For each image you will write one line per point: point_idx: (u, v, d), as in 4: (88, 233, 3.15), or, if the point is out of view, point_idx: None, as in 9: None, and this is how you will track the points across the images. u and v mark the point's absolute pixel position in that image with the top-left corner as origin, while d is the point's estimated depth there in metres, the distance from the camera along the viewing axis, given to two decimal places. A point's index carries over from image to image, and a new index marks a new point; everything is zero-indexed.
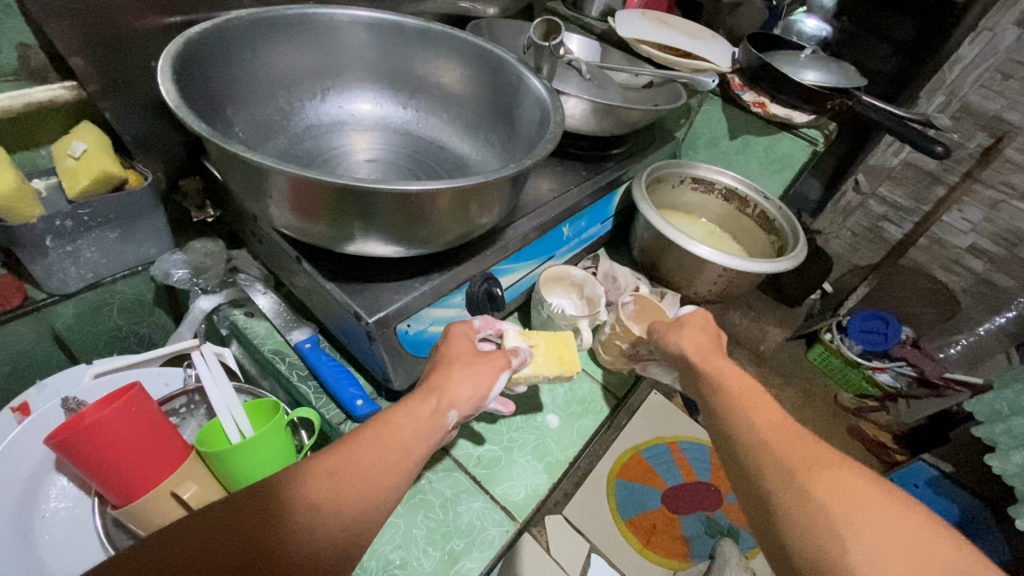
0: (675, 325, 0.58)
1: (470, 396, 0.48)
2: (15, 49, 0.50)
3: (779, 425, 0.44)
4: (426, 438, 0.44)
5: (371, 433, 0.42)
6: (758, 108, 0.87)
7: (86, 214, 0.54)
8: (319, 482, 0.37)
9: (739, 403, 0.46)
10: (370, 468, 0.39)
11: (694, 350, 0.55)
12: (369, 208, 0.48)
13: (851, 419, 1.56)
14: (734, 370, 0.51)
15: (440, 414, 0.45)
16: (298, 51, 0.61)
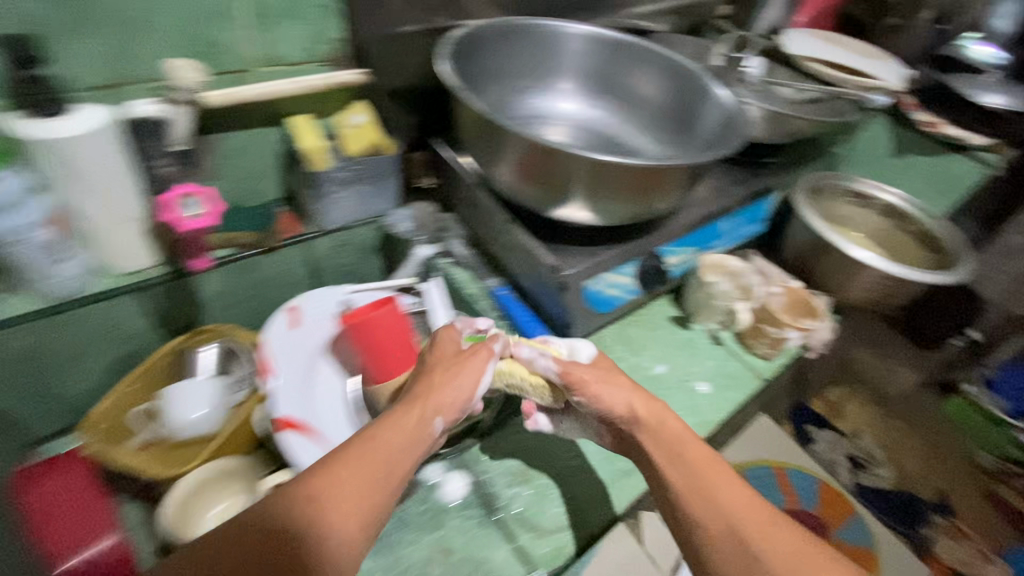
0: (606, 376, 0.55)
1: (456, 402, 0.52)
2: (335, 43, 0.68)
3: (734, 491, 0.48)
4: (411, 444, 0.48)
5: (353, 452, 0.46)
6: (930, 127, 0.92)
7: (356, 169, 0.71)
8: (307, 499, 0.43)
9: (692, 467, 0.50)
10: (354, 479, 0.44)
11: (648, 409, 0.53)
12: (583, 178, 0.60)
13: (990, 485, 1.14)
14: (686, 430, 0.53)
15: (426, 422, 0.49)
16: (521, 54, 0.75)
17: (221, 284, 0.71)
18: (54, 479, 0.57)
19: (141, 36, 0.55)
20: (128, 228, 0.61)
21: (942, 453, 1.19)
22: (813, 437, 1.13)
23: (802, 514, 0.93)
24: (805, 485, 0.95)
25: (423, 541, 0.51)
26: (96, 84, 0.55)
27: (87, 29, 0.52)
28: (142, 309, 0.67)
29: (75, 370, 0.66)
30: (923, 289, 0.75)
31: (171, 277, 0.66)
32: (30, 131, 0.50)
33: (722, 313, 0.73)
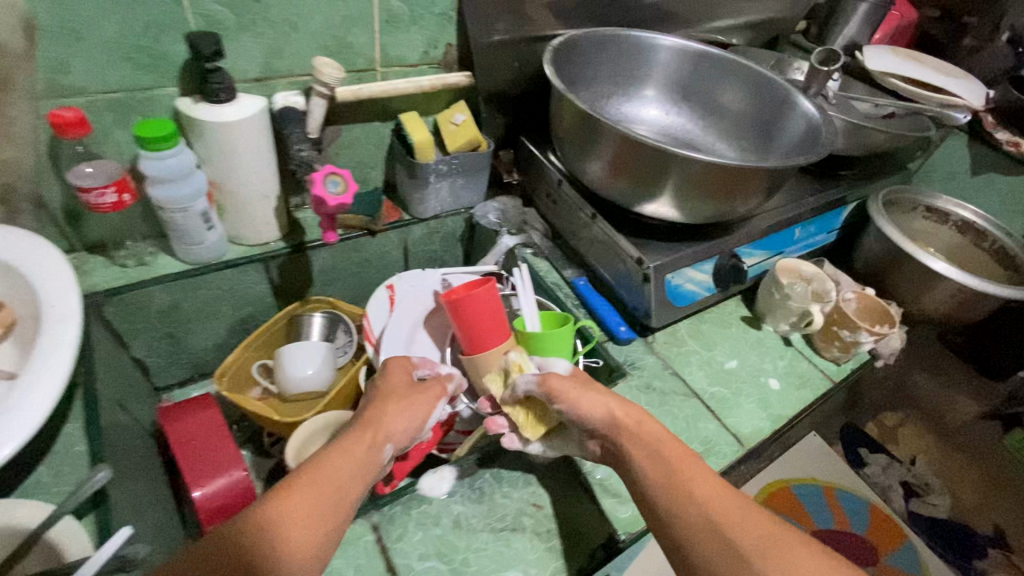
0: (583, 385, 0.54)
1: (407, 429, 0.54)
2: (445, 47, 0.74)
3: (712, 486, 0.47)
4: (361, 468, 0.48)
5: (306, 477, 0.45)
6: (1011, 147, 0.90)
7: (455, 162, 0.77)
8: (260, 521, 0.41)
9: (671, 464, 0.48)
10: (309, 502, 0.43)
11: (624, 410, 0.52)
12: (673, 178, 0.64)
13: None
14: (664, 430, 0.51)
15: (376, 449, 0.50)
16: (610, 61, 0.80)
17: (327, 260, 0.79)
18: (189, 419, 0.63)
19: (294, 36, 0.63)
20: (260, 205, 0.69)
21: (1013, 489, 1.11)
22: (866, 460, 1.11)
23: (852, 535, 0.98)
24: (856, 509, 1.00)
25: (517, 495, 0.55)
26: (252, 75, 0.64)
27: (254, 29, 0.60)
28: (262, 278, 0.75)
29: (203, 328, 0.75)
30: (1000, 304, 0.76)
31: (290, 251, 0.74)
32: (202, 115, 0.59)
33: (797, 315, 0.75)
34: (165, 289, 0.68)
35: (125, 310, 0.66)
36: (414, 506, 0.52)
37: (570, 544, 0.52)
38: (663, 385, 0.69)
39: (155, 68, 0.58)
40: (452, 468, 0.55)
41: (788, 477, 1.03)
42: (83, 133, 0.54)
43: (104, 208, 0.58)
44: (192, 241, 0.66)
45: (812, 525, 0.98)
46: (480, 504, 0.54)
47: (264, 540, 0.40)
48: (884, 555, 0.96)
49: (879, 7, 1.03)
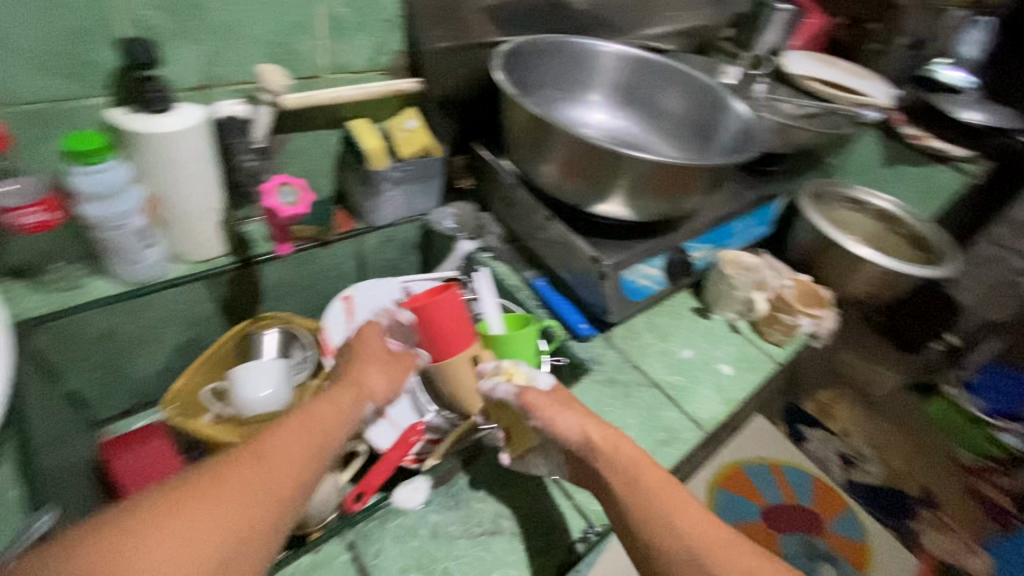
0: (561, 402, 0.54)
1: (383, 391, 0.57)
2: (393, 54, 0.74)
3: (693, 512, 0.47)
4: (341, 417, 0.50)
5: (288, 424, 0.46)
6: (916, 141, 1.02)
7: (408, 169, 0.77)
8: (241, 459, 0.42)
9: (652, 492, 0.48)
10: (287, 448, 0.44)
11: (601, 431, 0.52)
12: (625, 177, 0.67)
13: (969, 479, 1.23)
14: (639, 452, 0.51)
15: (358, 403, 0.53)
16: (555, 67, 0.83)
17: (279, 274, 0.76)
18: (136, 451, 0.61)
19: (235, 43, 0.61)
20: (204, 219, 0.65)
21: (928, 453, 1.25)
22: (806, 435, 1.20)
23: (801, 507, 1.04)
24: (802, 482, 1.08)
25: (492, 499, 0.55)
26: (191, 84, 0.61)
27: (192, 36, 0.58)
28: (209, 296, 0.71)
29: (145, 354, 0.71)
30: (916, 282, 0.84)
31: (239, 266, 0.71)
32: (136, 125, 0.55)
33: (742, 303, 0.81)
34: (102, 314, 0.63)
35: (57, 339, 0.61)
36: (389, 519, 0.51)
37: (548, 541, 0.52)
38: (626, 378, 0.71)
39: (83, 77, 0.54)
40: (426, 478, 0.55)
41: (741, 458, 1.10)
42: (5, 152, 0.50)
43: (30, 229, 0.54)
44: (129, 260, 0.62)
45: (765, 502, 1.04)
46: (457, 511, 0.53)
47: (239, 482, 0.40)
48: (829, 522, 1.04)
49: (796, 16, 1.12)
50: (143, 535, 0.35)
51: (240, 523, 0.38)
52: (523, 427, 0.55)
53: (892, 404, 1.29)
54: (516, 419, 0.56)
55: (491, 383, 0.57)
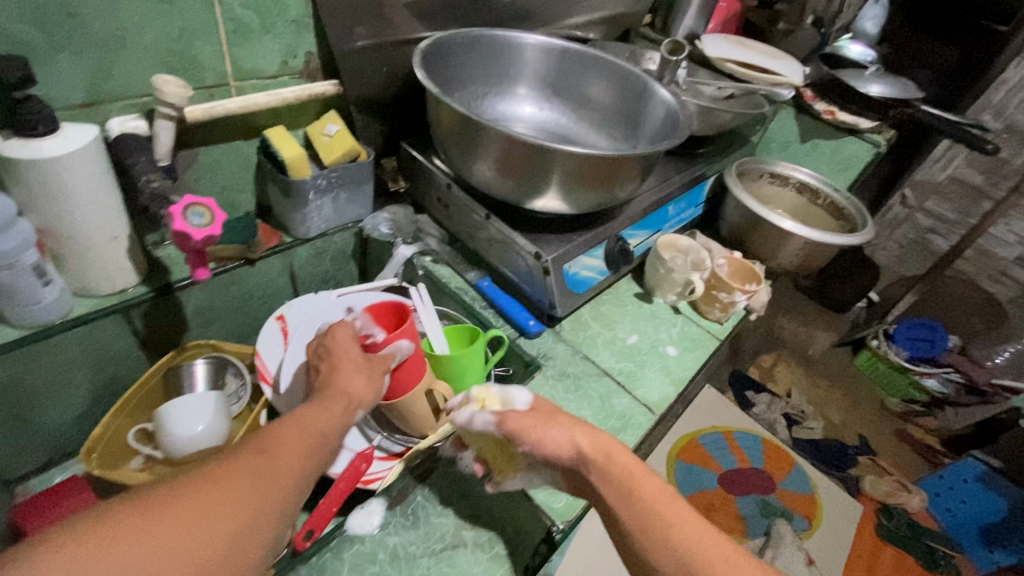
0: (547, 417, 0.49)
1: (369, 395, 0.51)
2: (304, 56, 0.70)
3: (691, 522, 0.44)
4: (341, 416, 0.46)
5: (286, 422, 0.42)
6: (827, 115, 1.07)
7: (335, 176, 0.73)
8: (246, 455, 0.38)
9: (648, 503, 0.45)
10: (292, 448, 0.40)
11: (593, 444, 0.47)
12: (557, 171, 0.66)
13: (899, 422, 1.53)
14: (637, 462, 0.47)
15: (351, 409, 0.48)
16: (479, 62, 0.81)
17: (203, 299, 0.71)
18: (60, 505, 0.57)
19: (123, 54, 0.55)
20: (108, 250, 0.60)
21: (860, 405, 1.54)
22: (753, 400, 1.39)
23: (754, 470, 1.12)
24: (753, 447, 1.17)
25: (452, 511, 0.54)
26: (76, 101, 0.55)
27: (67, 49, 0.52)
28: (124, 331, 0.66)
29: (54, 401, 0.64)
30: (838, 250, 0.89)
31: (156, 295, 0.65)
32: (14, 152, 0.49)
33: (681, 285, 0.81)
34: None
35: None
36: (346, 548, 0.49)
37: (512, 547, 0.52)
38: (576, 370, 0.71)
39: None
40: (381, 500, 0.52)
41: (695, 430, 1.19)
42: None
43: None
44: (25, 302, 0.56)
45: (720, 469, 1.12)
46: (416, 530, 0.52)
47: (243, 481, 0.36)
48: (780, 480, 1.12)
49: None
50: (138, 530, 0.31)
51: (240, 520, 0.34)
52: (511, 454, 0.51)
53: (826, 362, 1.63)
54: (502, 448, 0.51)
55: (468, 414, 0.50)
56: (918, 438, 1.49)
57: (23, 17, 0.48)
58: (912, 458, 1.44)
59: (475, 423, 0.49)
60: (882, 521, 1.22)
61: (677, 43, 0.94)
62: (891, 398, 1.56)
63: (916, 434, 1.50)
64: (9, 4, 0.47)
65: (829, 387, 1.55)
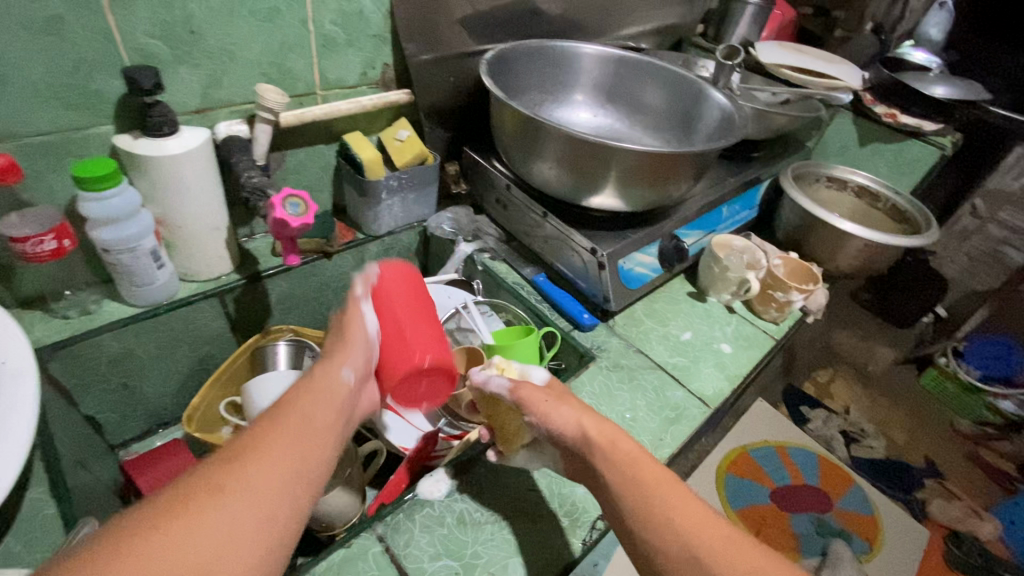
0: (558, 395, 0.55)
1: (353, 348, 0.51)
2: (381, 67, 0.76)
3: (687, 502, 0.46)
4: (332, 408, 0.46)
5: (274, 423, 0.42)
6: (889, 118, 1.05)
7: (405, 177, 0.79)
8: (223, 467, 0.37)
9: (645, 482, 0.47)
10: (279, 451, 0.40)
11: (600, 430, 0.51)
12: (614, 169, 0.69)
13: (969, 445, 1.43)
14: (640, 449, 0.50)
15: (343, 390, 0.48)
16: (538, 71, 0.86)
17: (285, 287, 0.78)
18: (157, 467, 0.61)
19: (231, 65, 0.63)
20: (208, 238, 0.67)
21: (928, 423, 1.47)
22: (808, 416, 1.33)
23: (807, 487, 1.07)
24: (806, 463, 1.11)
25: (514, 484, 0.57)
26: (191, 107, 0.63)
27: (188, 61, 0.60)
28: (218, 313, 0.73)
29: (157, 374, 0.72)
30: (900, 252, 0.88)
31: (247, 282, 0.73)
32: (144, 149, 0.57)
33: (735, 284, 0.82)
34: (116, 336, 0.64)
35: (73, 364, 0.62)
36: (417, 510, 0.53)
37: (570, 521, 0.55)
38: (630, 362, 0.73)
39: (88, 106, 0.56)
40: (448, 468, 0.57)
41: (746, 443, 1.13)
42: (15, 179, 0.51)
43: (42, 256, 0.56)
44: (141, 282, 0.64)
45: (773, 484, 1.06)
46: (480, 499, 0.55)
47: (218, 501, 0.35)
48: (837, 500, 1.06)
49: (763, 8, 1.16)
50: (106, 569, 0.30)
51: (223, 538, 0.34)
52: (518, 424, 0.55)
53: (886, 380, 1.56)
54: (511, 416, 0.56)
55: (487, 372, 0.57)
56: (990, 462, 1.39)
57: (156, 34, 0.56)
58: (983, 481, 1.35)
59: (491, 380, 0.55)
60: (951, 547, 1.13)
61: (732, 48, 0.96)
62: (961, 418, 1.48)
63: (988, 458, 1.40)
64: (145, 23, 0.55)
65: (892, 405, 1.49)
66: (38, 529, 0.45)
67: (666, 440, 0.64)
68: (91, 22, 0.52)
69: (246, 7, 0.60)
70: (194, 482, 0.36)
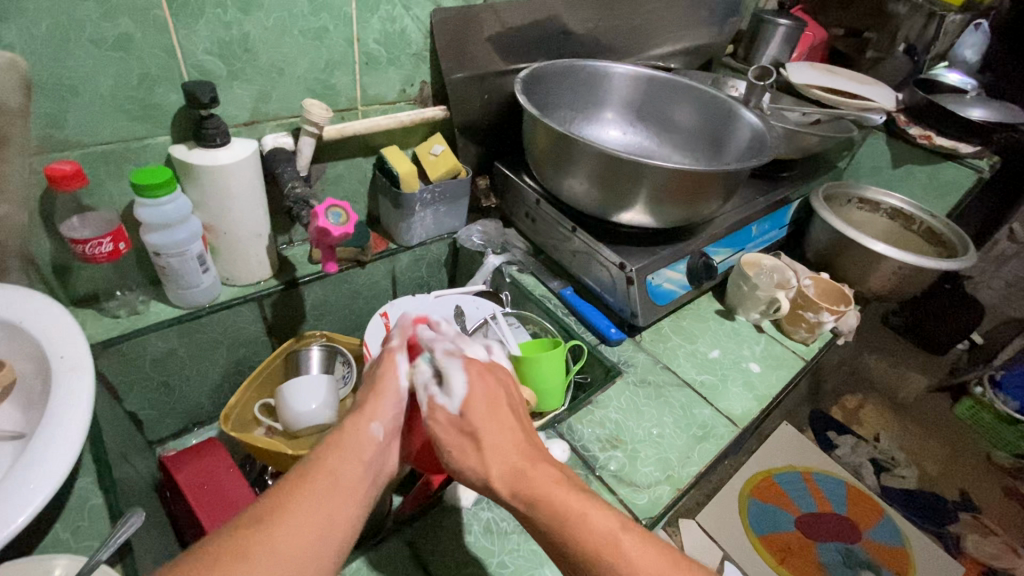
0: (467, 436, 0.45)
1: (384, 403, 0.48)
2: (419, 84, 0.79)
3: (635, 550, 0.40)
4: (361, 465, 0.43)
5: (304, 481, 0.40)
6: (924, 140, 1.04)
7: (438, 190, 0.81)
8: (248, 531, 0.36)
9: (579, 546, 0.40)
10: (303, 515, 0.38)
11: (517, 482, 0.43)
12: (645, 186, 0.70)
13: (1007, 479, 1.37)
14: (567, 500, 0.42)
15: (374, 443, 0.45)
16: (570, 89, 0.87)
17: (320, 294, 0.81)
18: (193, 464, 0.63)
19: (281, 81, 0.66)
20: (250, 244, 0.70)
21: (962, 453, 1.42)
22: (835, 442, 1.30)
23: (835, 515, 1.03)
24: (834, 490, 1.08)
25: None
26: (241, 120, 0.66)
27: (241, 77, 0.63)
28: (256, 317, 0.75)
29: (195, 374, 0.74)
30: (936, 275, 0.86)
31: (284, 287, 0.75)
32: (197, 159, 0.60)
33: (765, 303, 0.82)
34: (161, 336, 0.67)
35: (119, 361, 0.65)
36: (444, 517, 0.54)
37: None
38: (657, 378, 0.73)
39: (148, 118, 0.59)
40: None
41: (770, 467, 1.10)
42: (80, 185, 0.54)
43: (99, 258, 0.59)
44: (187, 285, 0.66)
45: (798, 510, 1.02)
46: (506, 507, 0.56)
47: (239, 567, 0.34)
48: (866, 530, 1.03)
49: (793, 29, 1.17)
50: None
51: None
52: None
53: (920, 407, 1.52)
54: None
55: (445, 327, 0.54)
56: None
57: (215, 52, 0.60)
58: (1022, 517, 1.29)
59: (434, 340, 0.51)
60: None
61: (764, 69, 0.96)
62: (999, 452, 1.42)
63: None
64: (206, 42, 0.58)
65: (924, 433, 1.44)
66: (84, 517, 0.47)
67: (693, 458, 0.63)
68: (157, 39, 0.56)
69: (297, 27, 0.63)
70: (217, 547, 0.35)
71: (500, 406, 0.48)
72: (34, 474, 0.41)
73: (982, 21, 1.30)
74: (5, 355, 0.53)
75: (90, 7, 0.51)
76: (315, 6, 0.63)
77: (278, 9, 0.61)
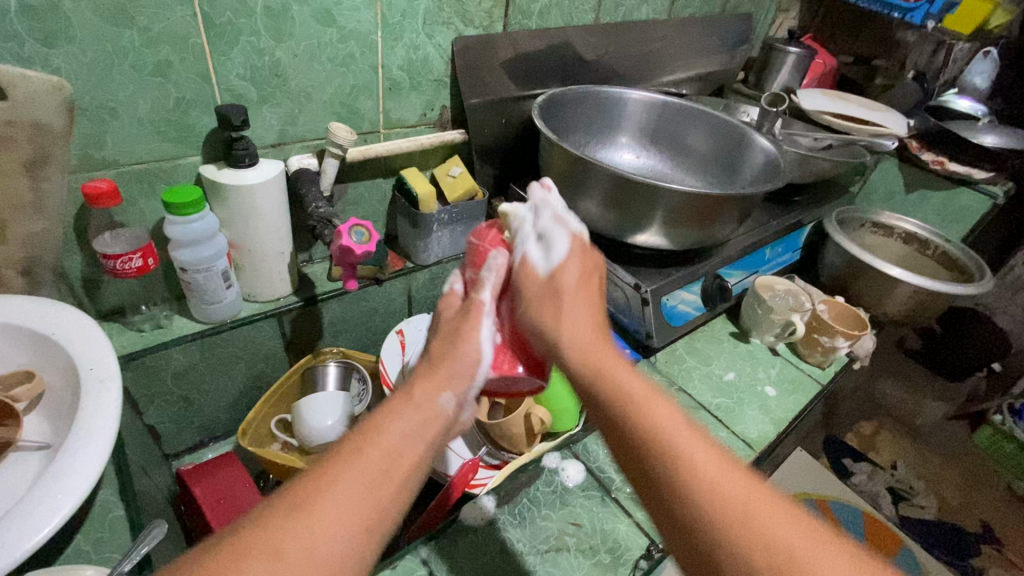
0: (552, 295, 0.48)
1: (459, 368, 0.45)
2: (439, 109, 0.82)
3: (694, 445, 0.37)
4: (424, 443, 0.38)
5: (357, 451, 0.36)
6: (937, 165, 1.06)
7: (456, 211, 0.82)
8: (286, 520, 0.31)
9: (631, 412, 0.40)
10: (349, 498, 0.33)
11: (580, 344, 0.45)
12: (659, 208, 0.70)
13: None
14: (635, 380, 0.42)
15: (442, 402, 0.41)
16: (586, 113, 0.89)
17: (338, 312, 0.82)
18: (211, 478, 0.64)
19: (307, 105, 0.69)
20: (270, 261, 0.71)
21: (983, 483, 1.38)
22: (851, 469, 1.29)
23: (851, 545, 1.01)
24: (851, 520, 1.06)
25: (555, 516, 0.57)
26: (269, 141, 0.68)
27: (271, 102, 0.66)
28: (274, 333, 0.77)
29: (214, 389, 0.75)
30: (952, 300, 0.85)
31: (304, 304, 0.77)
32: (226, 179, 0.62)
33: (780, 326, 0.82)
34: (183, 350, 0.68)
35: (144, 374, 0.66)
36: (460, 537, 0.54)
37: (613, 558, 0.54)
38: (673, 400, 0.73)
39: (181, 139, 0.62)
40: (491, 498, 0.57)
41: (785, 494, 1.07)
42: (114, 202, 0.56)
43: (128, 273, 0.60)
44: (211, 300, 0.68)
45: None
46: (522, 530, 0.55)
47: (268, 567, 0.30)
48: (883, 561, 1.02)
49: (804, 57, 1.19)
50: None
51: None
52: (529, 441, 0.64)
53: (937, 435, 1.49)
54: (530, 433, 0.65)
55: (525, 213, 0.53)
56: None
57: (247, 77, 0.62)
58: None
59: (521, 226, 0.52)
60: None
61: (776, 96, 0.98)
62: None
63: None
64: (239, 68, 0.61)
65: (944, 462, 1.41)
66: (106, 528, 0.47)
67: None
68: (193, 66, 0.58)
69: (325, 54, 0.66)
70: (247, 536, 0.31)
71: (591, 281, 0.51)
72: (61, 484, 0.42)
73: (990, 50, 1.32)
74: (32, 365, 0.54)
75: (134, 35, 0.53)
76: (342, 33, 0.66)
77: (308, 38, 0.63)
